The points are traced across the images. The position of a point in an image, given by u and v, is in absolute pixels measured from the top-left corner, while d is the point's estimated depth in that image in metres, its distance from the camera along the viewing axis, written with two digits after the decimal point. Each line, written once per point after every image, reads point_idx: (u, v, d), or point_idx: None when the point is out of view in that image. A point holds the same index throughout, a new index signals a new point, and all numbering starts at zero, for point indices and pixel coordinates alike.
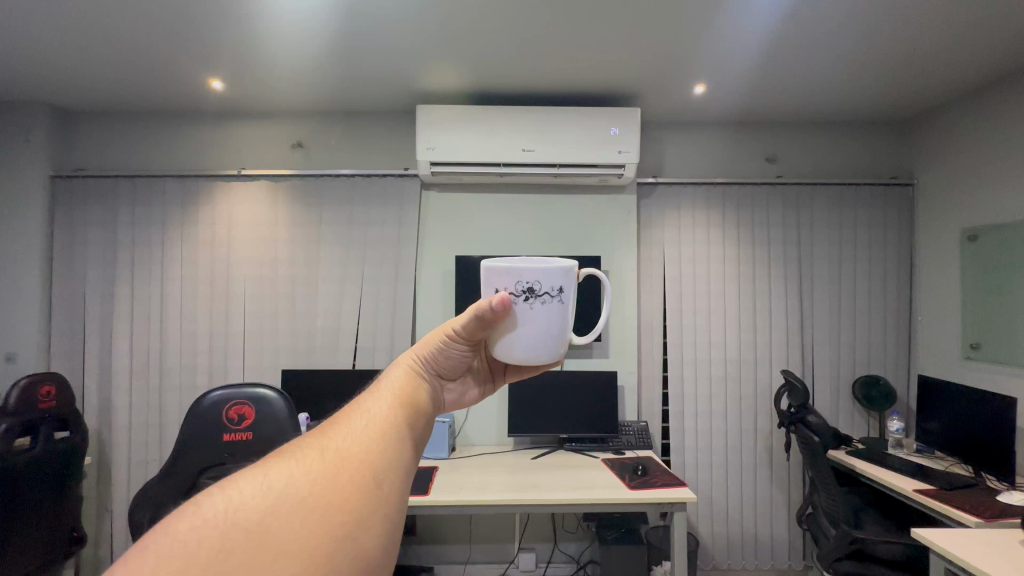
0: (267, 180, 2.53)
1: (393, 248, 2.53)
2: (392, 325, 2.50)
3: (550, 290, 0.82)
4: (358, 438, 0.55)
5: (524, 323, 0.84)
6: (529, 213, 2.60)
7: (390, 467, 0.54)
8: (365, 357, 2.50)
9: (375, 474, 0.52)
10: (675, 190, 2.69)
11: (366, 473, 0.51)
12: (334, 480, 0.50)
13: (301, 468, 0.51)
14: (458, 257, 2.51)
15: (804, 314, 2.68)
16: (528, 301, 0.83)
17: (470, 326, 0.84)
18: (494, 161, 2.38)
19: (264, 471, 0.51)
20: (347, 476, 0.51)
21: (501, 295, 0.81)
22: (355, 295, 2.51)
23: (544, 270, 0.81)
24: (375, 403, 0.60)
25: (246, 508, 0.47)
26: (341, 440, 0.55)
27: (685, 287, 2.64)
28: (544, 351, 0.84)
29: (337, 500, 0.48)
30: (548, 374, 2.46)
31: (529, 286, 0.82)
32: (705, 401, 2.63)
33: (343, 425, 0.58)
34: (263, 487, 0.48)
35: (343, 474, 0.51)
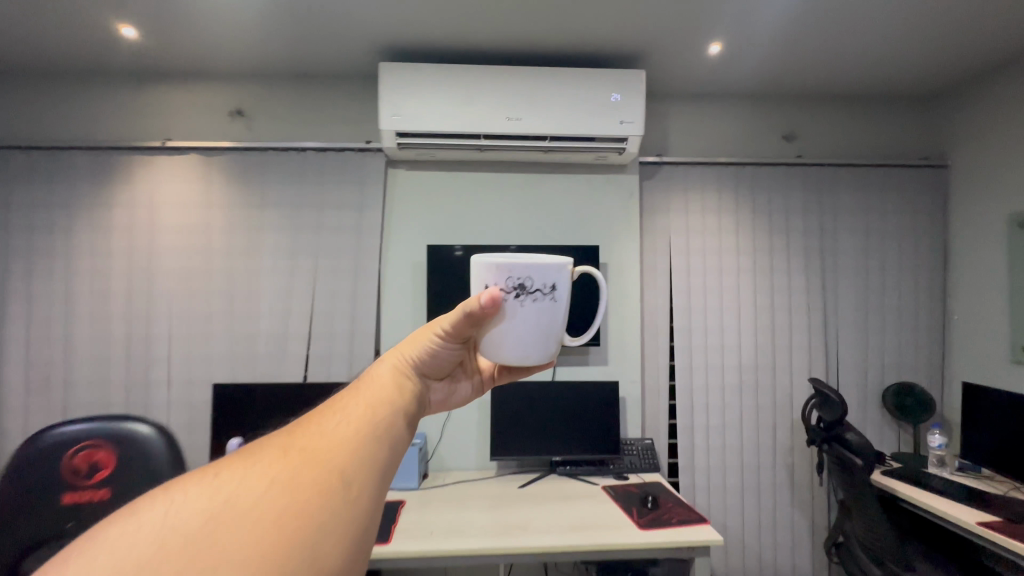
0: (198, 153, 2.10)
1: (352, 236, 2.11)
2: (352, 328, 2.10)
3: (542, 287, 0.75)
4: (327, 429, 0.42)
5: (514, 321, 0.78)
6: (514, 196, 2.22)
7: (369, 467, 0.40)
8: (319, 366, 2.08)
9: (345, 475, 0.38)
10: (682, 170, 2.34)
11: (333, 472, 0.38)
12: (288, 482, 0.37)
13: (246, 466, 0.38)
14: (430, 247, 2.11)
15: (829, 313, 2.35)
16: (518, 298, 0.75)
17: (458, 323, 0.75)
18: (473, 131, 1.99)
19: (202, 470, 0.38)
20: (307, 477, 0.37)
21: (490, 291, 0.75)
22: (306, 292, 2.10)
23: (537, 266, 0.74)
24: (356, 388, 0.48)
25: (162, 524, 0.34)
26: (307, 429, 0.42)
27: (694, 282, 2.29)
28: (534, 350, 0.79)
29: (289, 510, 0.35)
30: (540, 387, 2.08)
31: (519, 281, 0.75)
32: (718, 413, 2.28)
33: (312, 412, 0.45)
34: (193, 493, 0.36)
35: (300, 474, 0.37)
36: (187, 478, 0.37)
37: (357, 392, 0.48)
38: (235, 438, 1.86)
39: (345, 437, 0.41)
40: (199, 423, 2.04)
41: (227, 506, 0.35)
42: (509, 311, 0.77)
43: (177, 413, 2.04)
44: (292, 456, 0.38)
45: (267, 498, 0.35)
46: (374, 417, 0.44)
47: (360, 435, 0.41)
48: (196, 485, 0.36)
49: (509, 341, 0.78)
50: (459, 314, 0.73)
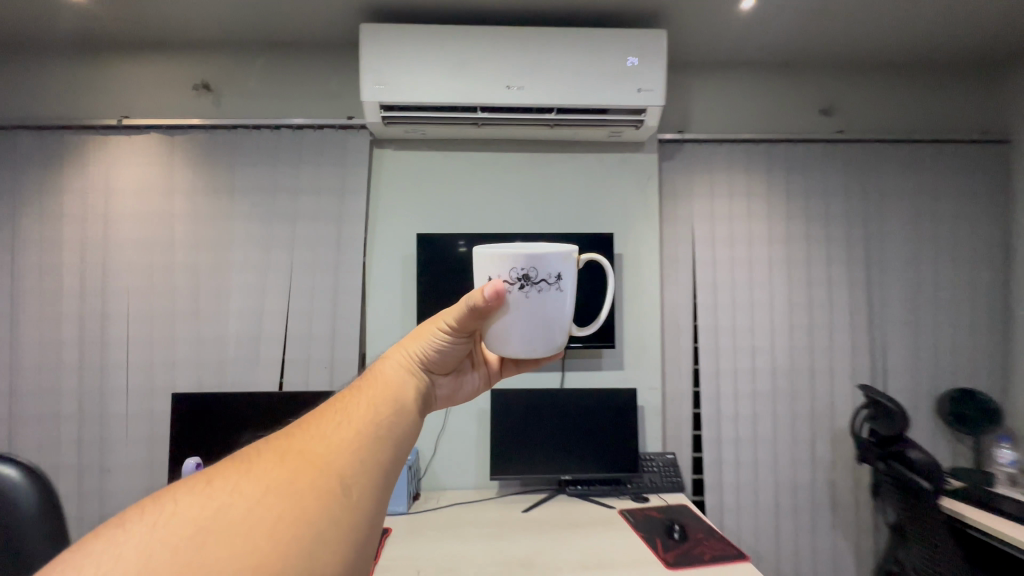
0: (159, 132, 1.85)
1: (332, 224, 1.86)
2: (333, 329, 1.85)
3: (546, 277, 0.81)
4: (327, 434, 0.48)
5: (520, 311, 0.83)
6: (516, 179, 1.96)
7: (364, 465, 0.46)
8: (296, 372, 1.84)
9: (344, 477, 0.44)
10: (707, 149, 2.07)
11: (332, 472, 0.44)
12: (289, 481, 0.42)
13: (251, 469, 0.44)
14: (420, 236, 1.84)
15: (875, 310, 2.07)
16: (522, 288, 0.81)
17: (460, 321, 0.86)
18: (468, 102, 1.72)
19: (210, 473, 0.44)
20: (309, 475, 0.43)
21: (495, 283, 0.80)
22: (282, 289, 1.85)
23: (540, 257, 0.80)
24: (359, 397, 0.53)
25: (172, 519, 0.39)
26: (310, 433, 0.48)
27: (721, 275, 2.03)
28: (540, 336, 0.84)
29: (288, 509, 0.41)
30: (547, 396, 1.81)
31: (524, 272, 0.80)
32: (749, 424, 2.01)
33: (317, 417, 0.51)
34: (201, 494, 0.41)
35: (300, 474, 0.43)
36: (191, 481, 0.43)
37: (358, 398, 0.54)
38: (194, 457, 1.62)
39: (343, 442, 0.47)
40: (161, 437, 1.81)
41: (233, 505, 0.40)
42: (514, 302, 0.82)
43: (138, 426, 1.82)
44: (295, 459, 0.44)
45: (270, 497, 0.41)
46: (371, 424, 0.50)
47: (355, 441, 0.47)
48: (201, 487, 0.42)
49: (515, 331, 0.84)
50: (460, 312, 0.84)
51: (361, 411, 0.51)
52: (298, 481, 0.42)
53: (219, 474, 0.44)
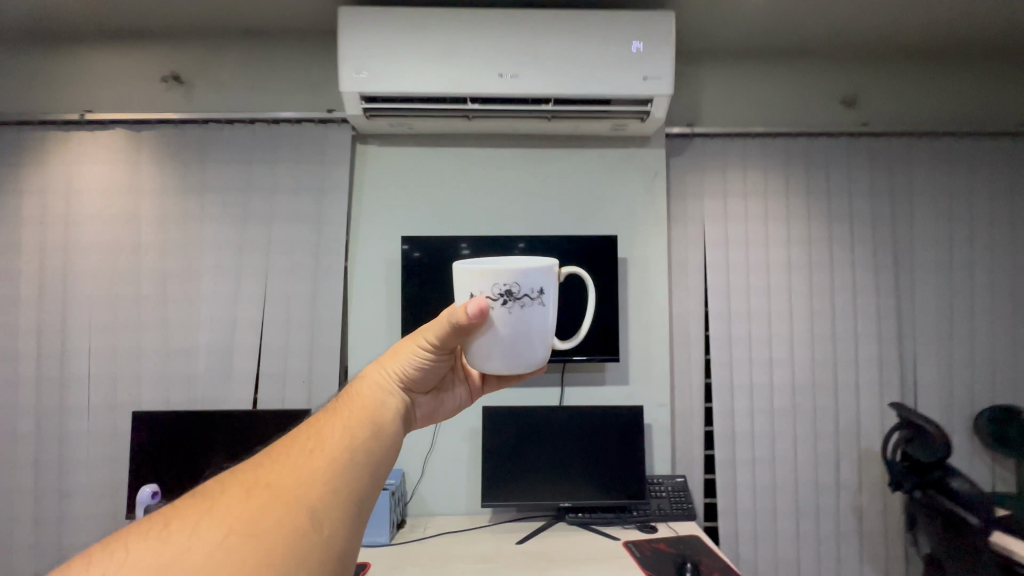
0: (125, 128, 1.72)
1: (311, 227, 1.71)
2: (312, 341, 1.70)
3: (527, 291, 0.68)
4: (294, 467, 0.51)
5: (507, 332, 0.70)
6: (511, 177, 1.81)
7: (332, 494, 0.49)
8: (271, 387, 1.69)
9: (312, 512, 0.47)
10: (718, 144, 1.90)
11: (299, 506, 0.47)
12: (256, 518, 0.46)
13: (216, 509, 0.46)
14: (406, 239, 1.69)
15: (904, 319, 1.89)
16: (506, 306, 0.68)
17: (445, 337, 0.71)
18: (457, 93, 1.57)
19: (170, 514, 0.46)
20: (277, 510, 0.46)
21: (480, 299, 0.66)
22: (255, 297, 1.70)
23: (525, 270, 0.66)
24: (331, 428, 0.56)
25: (137, 565, 0.42)
26: (276, 466, 0.51)
27: (734, 281, 1.86)
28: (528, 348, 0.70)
29: (255, 547, 0.44)
30: (544, 414, 1.66)
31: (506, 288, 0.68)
32: (766, 443, 1.84)
33: (284, 447, 0.54)
34: (166, 536, 0.44)
35: (267, 510, 0.46)
36: (151, 526, 0.45)
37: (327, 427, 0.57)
38: (153, 483, 1.48)
39: (311, 473, 0.50)
40: (124, 458, 1.66)
41: (198, 548, 0.43)
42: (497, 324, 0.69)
43: (99, 446, 1.67)
44: (261, 496, 0.47)
45: (237, 536, 0.44)
46: (339, 452, 0.53)
47: (322, 473, 0.50)
48: (164, 531, 0.44)
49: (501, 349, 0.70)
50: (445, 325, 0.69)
51: (329, 441, 0.54)
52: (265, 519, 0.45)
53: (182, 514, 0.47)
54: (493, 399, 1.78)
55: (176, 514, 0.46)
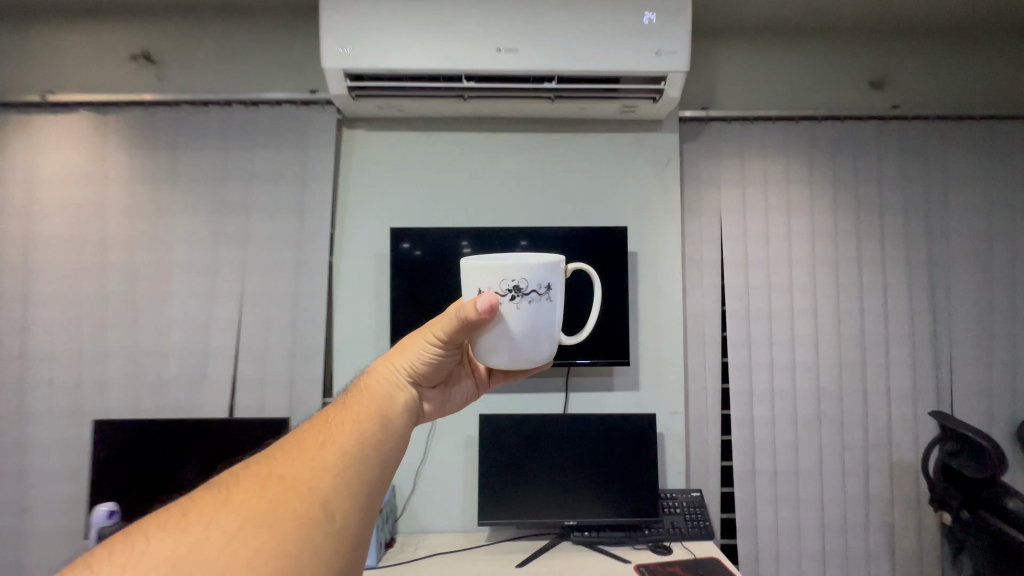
0: (90, 111, 1.58)
1: (293, 218, 1.57)
2: (293, 342, 1.56)
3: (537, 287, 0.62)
4: (308, 459, 0.50)
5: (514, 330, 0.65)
6: (511, 164, 1.66)
7: (346, 487, 0.48)
8: (249, 393, 1.55)
9: (327, 503, 0.46)
10: (736, 128, 1.75)
11: (313, 498, 0.46)
12: (270, 510, 0.44)
13: (229, 502, 0.45)
14: (395, 231, 1.55)
15: (939, 319, 1.74)
16: (515, 303, 0.62)
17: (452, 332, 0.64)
18: (451, 69, 1.42)
19: (180, 507, 0.45)
20: (289, 501, 0.45)
21: (487, 296, 0.60)
22: (231, 294, 1.56)
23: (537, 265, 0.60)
24: (342, 421, 0.55)
25: (146, 559, 0.40)
26: (289, 457, 0.50)
27: (754, 278, 1.71)
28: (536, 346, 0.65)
29: (267, 542, 0.42)
30: (547, 423, 1.51)
31: (514, 282, 0.61)
32: (788, 454, 1.69)
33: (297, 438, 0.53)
34: (177, 528, 0.42)
35: (281, 502, 0.45)
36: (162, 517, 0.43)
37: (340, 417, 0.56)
38: (110, 501, 1.35)
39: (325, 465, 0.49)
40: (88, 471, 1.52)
41: (210, 542, 0.41)
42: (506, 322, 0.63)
43: (62, 457, 1.54)
44: (275, 487, 0.46)
45: (249, 529, 0.43)
46: (353, 443, 0.52)
47: (336, 466, 0.49)
48: (175, 524, 0.43)
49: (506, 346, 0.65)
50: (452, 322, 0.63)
51: (342, 432, 0.54)
52: (277, 511, 0.44)
53: (194, 507, 0.45)
54: (491, 406, 1.63)
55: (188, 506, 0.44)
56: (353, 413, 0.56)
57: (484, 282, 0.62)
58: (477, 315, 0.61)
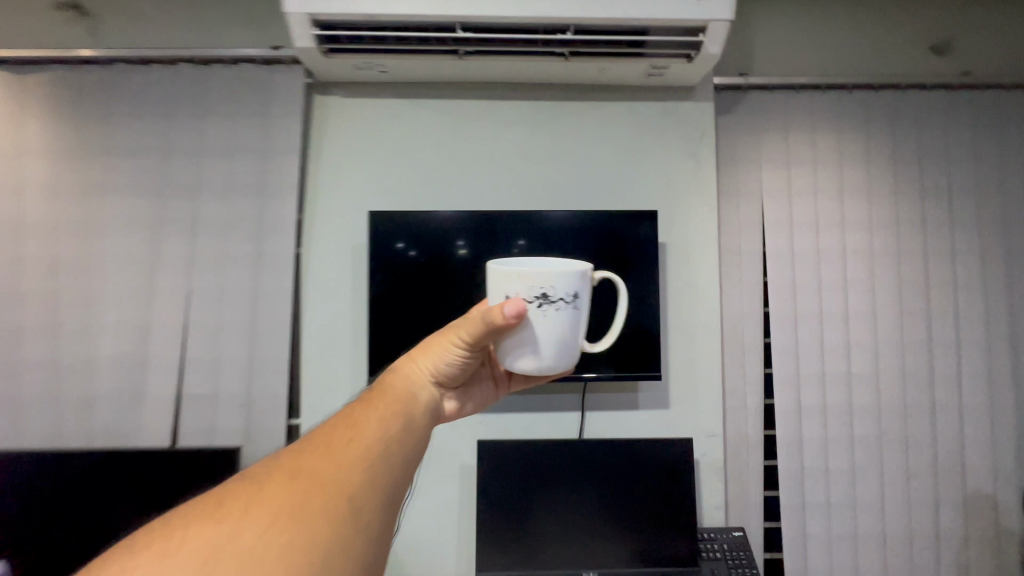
0: (4, 69, 1.30)
1: (251, 201, 1.29)
2: (251, 352, 1.28)
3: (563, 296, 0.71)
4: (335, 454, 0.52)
5: (537, 332, 0.74)
6: (516, 140, 1.39)
7: (371, 480, 0.51)
8: (196, 414, 1.27)
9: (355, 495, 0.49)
10: (780, 98, 1.49)
11: (344, 492, 0.48)
12: (301, 503, 0.46)
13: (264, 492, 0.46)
14: (376, 218, 1.28)
15: (1018, 324, 1.48)
16: (541, 309, 0.72)
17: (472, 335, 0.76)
18: (440, 14, 1.11)
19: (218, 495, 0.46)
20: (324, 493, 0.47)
21: (516, 302, 0.70)
22: (174, 293, 1.28)
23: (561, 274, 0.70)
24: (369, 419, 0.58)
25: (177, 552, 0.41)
26: (317, 453, 0.51)
27: (802, 274, 1.45)
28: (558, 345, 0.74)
29: (301, 533, 0.44)
30: (560, 449, 1.25)
31: (542, 290, 0.72)
32: (844, 482, 1.43)
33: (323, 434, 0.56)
34: (217, 515, 0.44)
35: (312, 497, 0.47)
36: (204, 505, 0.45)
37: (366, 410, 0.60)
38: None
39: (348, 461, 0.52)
40: None
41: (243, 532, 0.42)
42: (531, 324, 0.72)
43: None
44: (305, 481, 0.48)
45: (283, 522, 0.44)
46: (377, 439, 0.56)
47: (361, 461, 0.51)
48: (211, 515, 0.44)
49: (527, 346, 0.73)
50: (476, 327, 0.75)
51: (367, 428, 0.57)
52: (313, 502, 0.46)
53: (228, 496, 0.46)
54: (493, 429, 1.35)
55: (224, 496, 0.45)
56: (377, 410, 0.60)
57: (515, 288, 0.72)
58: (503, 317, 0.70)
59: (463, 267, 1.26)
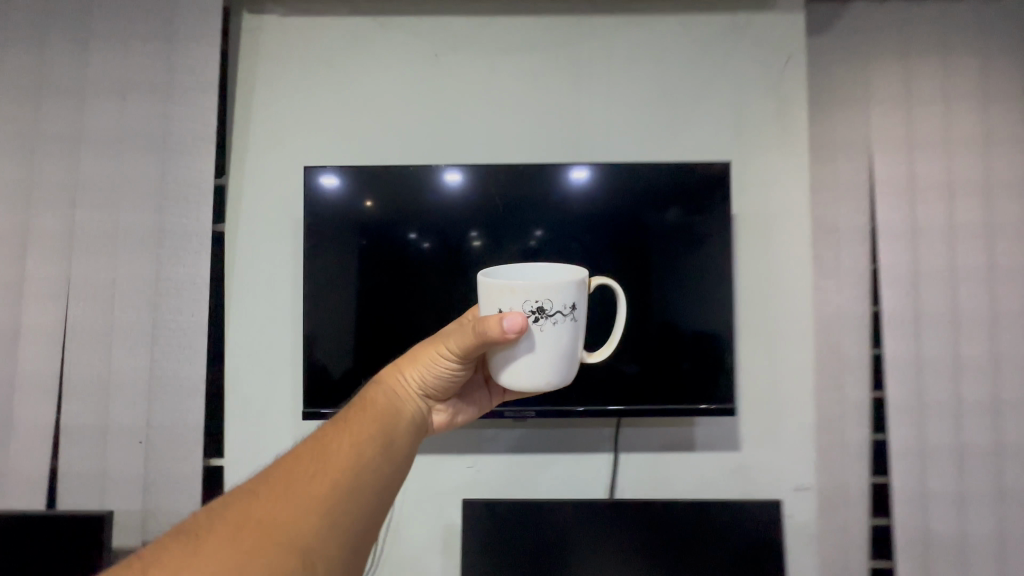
0: None
1: (153, 158, 0.93)
2: (150, 367, 0.92)
3: (565, 308, 0.52)
4: (293, 494, 0.44)
5: (529, 354, 0.53)
6: (522, 73, 1.00)
7: (343, 507, 0.45)
8: (78, 452, 0.92)
9: (312, 539, 0.42)
10: (899, 7, 1.04)
11: (300, 531, 0.42)
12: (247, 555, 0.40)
13: (203, 550, 0.39)
14: (314, 172, 0.91)
15: None
16: (536, 325, 0.51)
17: (467, 344, 0.54)
18: None
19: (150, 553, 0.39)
20: (276, 536, 0.41)
21: (513, 318, 0.50)
22: (48, 287, 0.93)
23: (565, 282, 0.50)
24: (340, 443, 0.50)
25: None
26: (271, 489, 0.44)
27: (929, 258, 1.01)
28: (554, 375, 0.54)
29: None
30: (588, 517, 0.87)
31: (537, 303, 0.51)
32: (989, 557, 1.00)
33: (286, 461, 0.48)
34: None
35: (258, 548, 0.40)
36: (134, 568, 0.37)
37: (338, 434, 0.51)
38: None
39: (307, 504, 0.44)
40: None
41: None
42: (526, 343, 0.52)
43: None
44: (253, 534, 0.41)
45: None
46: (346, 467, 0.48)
47: (321, 505, 0.44)
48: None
49: (521, 368, 0.53)
50: (471, 337, 0.53)
51: (336, 461, 0.48)
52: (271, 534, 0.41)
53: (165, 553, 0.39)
54: (488, 480, 0.97)
55: (148, 562, 0.37)
56: (353, 431, 0.51)
57: (506, 301, 0.51)
58: (499, 333, 0.51)
59: (477, 263, 0.92)
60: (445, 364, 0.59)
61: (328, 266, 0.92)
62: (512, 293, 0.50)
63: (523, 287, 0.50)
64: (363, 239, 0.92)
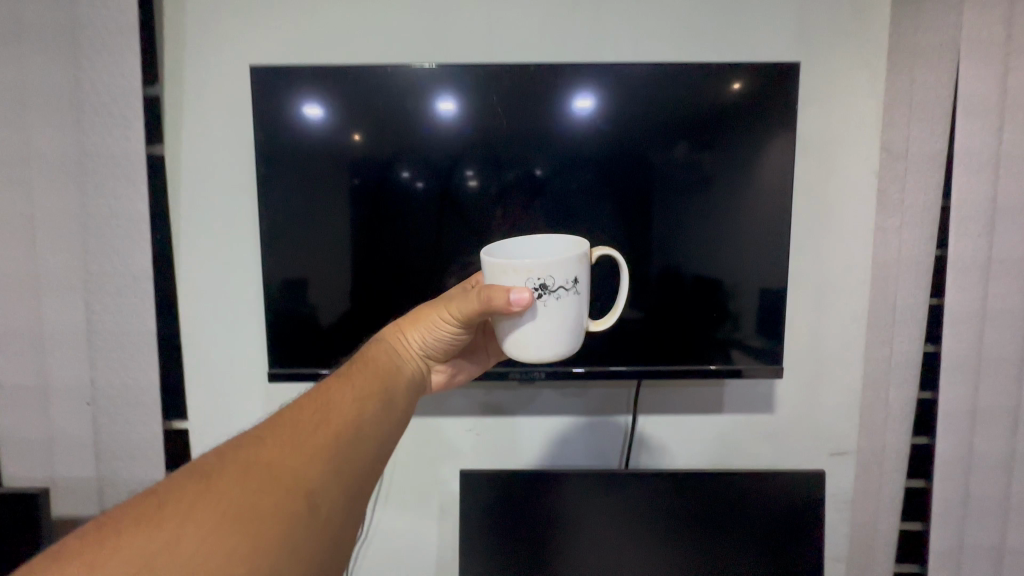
0: None
1: (60, 56, 0.73)
2: (87, 315, 0.78)
3: (571, 282, 0.41)
4: (300, 439, 0.38)
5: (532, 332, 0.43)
6: None
7: (351, 461, 0.39)
8: (16, 412, 0.80)
9: (321, 488, 0.36)
10: None
11: (309, 480, 0.36)
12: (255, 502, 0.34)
13: (210, 489, 0.34)
14: (267, 74, 0.72)
15: None
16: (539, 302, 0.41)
17: (471, 310, 0.44)
18: None
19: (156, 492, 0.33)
20: (286, 485, 0.35)
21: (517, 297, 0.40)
22: None
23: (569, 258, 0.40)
24: (343, 397, 0.42)
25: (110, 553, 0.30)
26: (277, 433, 0.38)
27: None
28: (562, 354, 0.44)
29: (248, 553, 0.32)
30: (610, 491, 0.78)
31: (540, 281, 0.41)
32: None
33: (290, 408, 0.41)
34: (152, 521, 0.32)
35: (266, 496, 0.35)
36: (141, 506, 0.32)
37: (340, 387, 0.44)
38: None
39: (314, 454, 0.38)
40: None
41: (175, 548, 0.31)
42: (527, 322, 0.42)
43: None
44: (259, 481, 0.35)
45: (226, 534, 0.32)
46: (349, 423, 0.41)
47: (330, 455, 0.38)
48: (143, 522, 0.32)
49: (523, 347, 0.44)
50: (478, 305, 0.43)
51: (340, 411, 0.41)
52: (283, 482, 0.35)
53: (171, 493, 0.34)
54: (490, 445, 0.88)
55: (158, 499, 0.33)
56: (356, 386, 0.44)
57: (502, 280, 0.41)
58: (505, 305, 0.41)
59: (471, 209, 0.75)
60: (450, 327, 0.49)
61: (305, 202, 0.75)
62: (511, 269, 0.41)
63: (523, 262, 0.40)
64: (356, 178, 0.75)
